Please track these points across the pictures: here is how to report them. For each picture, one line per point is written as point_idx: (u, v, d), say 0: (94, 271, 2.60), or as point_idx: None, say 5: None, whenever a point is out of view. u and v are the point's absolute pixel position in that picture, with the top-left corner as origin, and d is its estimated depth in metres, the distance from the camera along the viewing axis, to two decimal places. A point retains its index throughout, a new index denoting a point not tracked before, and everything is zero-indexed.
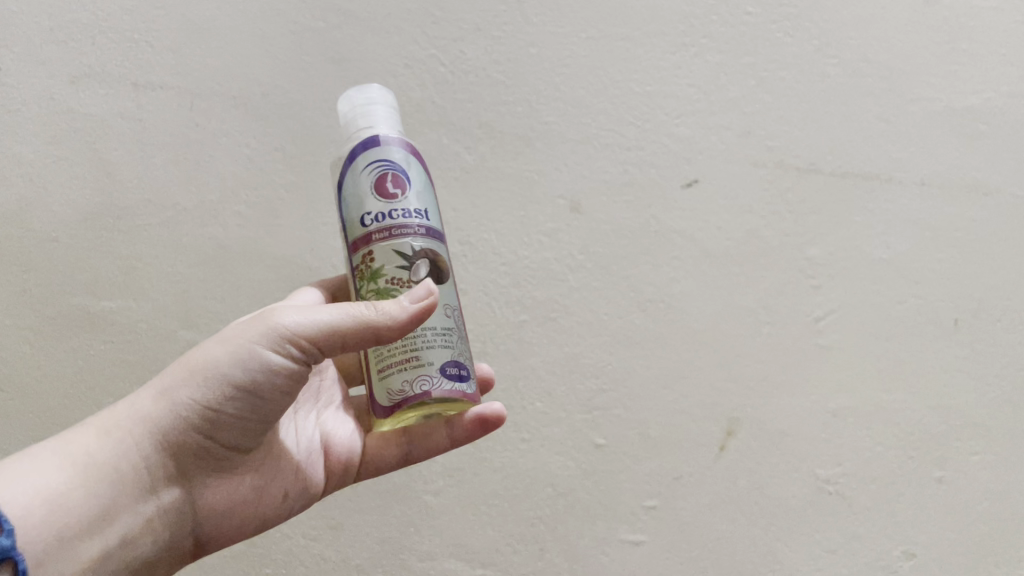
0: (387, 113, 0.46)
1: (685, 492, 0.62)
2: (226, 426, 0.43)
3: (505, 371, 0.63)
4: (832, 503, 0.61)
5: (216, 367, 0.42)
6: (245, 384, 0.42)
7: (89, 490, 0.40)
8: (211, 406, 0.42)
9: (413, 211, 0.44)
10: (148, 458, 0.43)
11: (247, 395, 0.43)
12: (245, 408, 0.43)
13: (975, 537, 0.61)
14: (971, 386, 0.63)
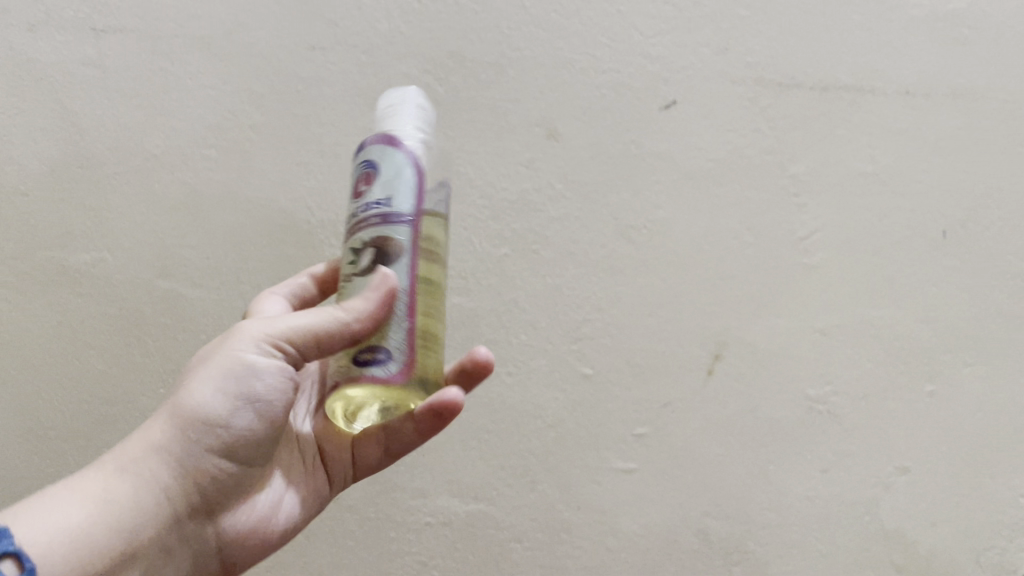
0: (401, 109, 0.43)
1: (674, 418, 0.61)
2: (237, 443, 0.42)
3: (488, 305, 0.62)
4: (822, 423, 0.61)
5: (220, 389, 0.41)
6: (244, 396, 0.41)
7: (109, 524, 0.38)
8: (220, 423, 0.41)
9: (372, 203, 0.40)
10: (166, 485, 0.40)
11: (249, 408, 0.41)
12: (251, 420, 0.42)
13: (968, 450, 0.60)
14: (963, 298, 0.61)
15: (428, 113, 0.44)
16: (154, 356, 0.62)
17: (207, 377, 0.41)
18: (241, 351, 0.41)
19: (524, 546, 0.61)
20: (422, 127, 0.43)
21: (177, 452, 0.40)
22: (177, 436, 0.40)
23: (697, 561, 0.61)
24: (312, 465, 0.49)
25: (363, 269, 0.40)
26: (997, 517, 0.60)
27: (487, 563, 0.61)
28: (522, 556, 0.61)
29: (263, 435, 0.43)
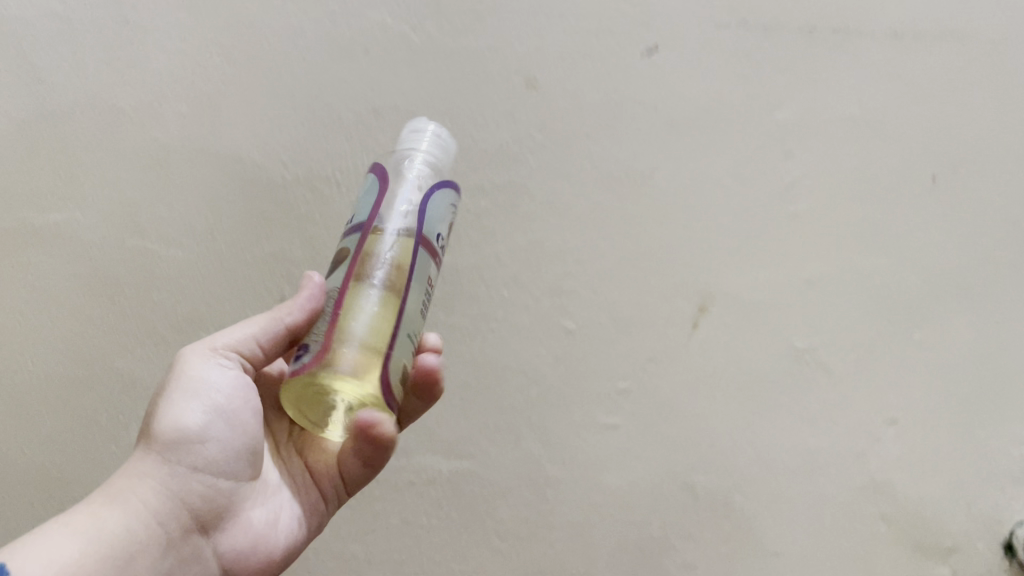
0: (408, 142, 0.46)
1: (659, 371, 0.61)
2: (218, 460, 0.43)
3: (468, 260, 0.61)
4: (810, 374, 0.60)
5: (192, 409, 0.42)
6: (212, 410, 0.43)
7: (105, 551, 0.38)
8: (197, 441, 0.42)
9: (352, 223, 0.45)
10: (156, 507, 0.40)
11: (220, 421, 0.43)
12: (225, 434, 0.43)
13: (959, 399, 0.59)
14: (953, 244, 0.60)
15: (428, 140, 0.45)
16: (129, 317, 0.61)
17: (173, 400, 0.43)
18: (196, 369, 0.43)
19: (509, 503, 0.61)
20: (426, 152, 0.45)
21: (162, 475, 0.41)
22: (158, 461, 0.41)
23: (683, 515, 0.60)
24: (305, 486, 0.48)
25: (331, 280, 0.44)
26: (988, 467, 0.59)
27: (472, 520, 0.61)
28: (507, 513, 0.61)
29: (240, 449, 0.44)
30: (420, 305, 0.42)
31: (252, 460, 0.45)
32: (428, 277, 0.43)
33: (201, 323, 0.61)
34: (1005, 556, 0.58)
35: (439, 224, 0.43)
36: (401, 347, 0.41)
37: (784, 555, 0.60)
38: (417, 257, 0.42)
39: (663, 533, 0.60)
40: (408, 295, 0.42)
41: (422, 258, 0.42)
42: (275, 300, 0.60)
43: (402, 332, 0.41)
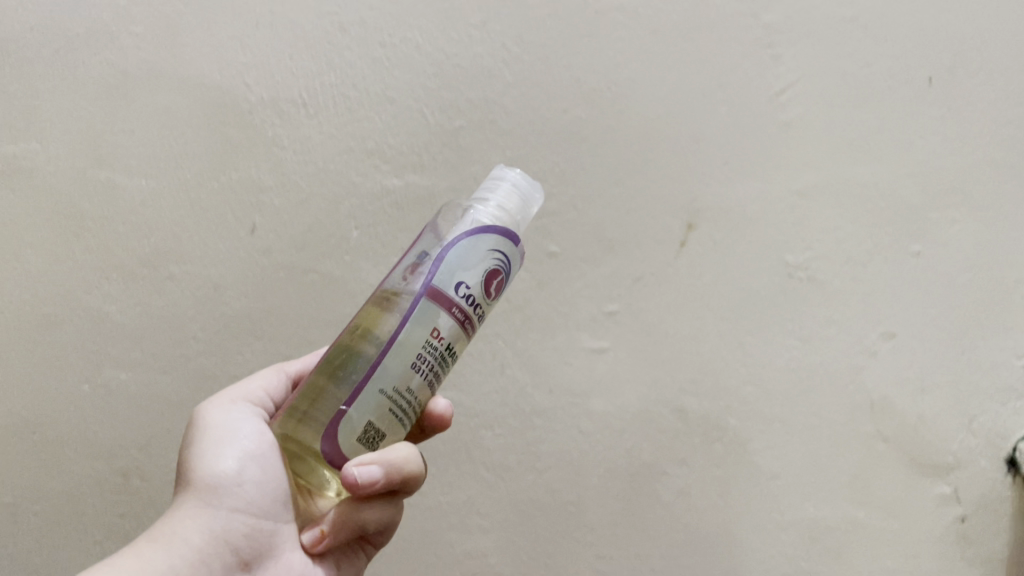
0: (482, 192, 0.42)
1: (647, 293, 0.58)
2: (256, 500, 0.41)
3: (445, 182, 0.58)
4: (803, 290, 0.57)
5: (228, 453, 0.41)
6: (244, 454, 0.42)
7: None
8: (235, 483, 0.41)
9: None
10: (200, 548, 0.39)
11: (253, 464, 0.42)
12: (261, 475, 0.42)
13: (958, 311, 0.57)
14: (951, 149, 0.57)
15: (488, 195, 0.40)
16: (96, 251, 0.59)
17: (205, 450, 0.42)
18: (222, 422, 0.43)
19: (495, 433, 0.59)
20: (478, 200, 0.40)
21: (202, 518, 0.40)
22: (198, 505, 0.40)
23: (675, 440, 0.58)
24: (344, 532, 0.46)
25: None
26: (989, 381, 0.57)
27: (458, 452, 0.59)
28: (494, 443, 0.59)
29: (278, 487, 0.42)
30: (410, 359, 0.37)
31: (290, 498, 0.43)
32: (433, 328, 0.37)
33: (171, 256, 0.59)
34: (1007, 470, 0.57)
35: (460, 271, 0.37)
36: (366, 404, 0.36)
37: (780, 478, 0.58)
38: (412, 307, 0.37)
39: (655, 459, 0.59)
40: (389, 348, 0.36)
41: (422, 308, 0.37)
42: (247, 231, 0.59)
43: (368, 388, 0.36)
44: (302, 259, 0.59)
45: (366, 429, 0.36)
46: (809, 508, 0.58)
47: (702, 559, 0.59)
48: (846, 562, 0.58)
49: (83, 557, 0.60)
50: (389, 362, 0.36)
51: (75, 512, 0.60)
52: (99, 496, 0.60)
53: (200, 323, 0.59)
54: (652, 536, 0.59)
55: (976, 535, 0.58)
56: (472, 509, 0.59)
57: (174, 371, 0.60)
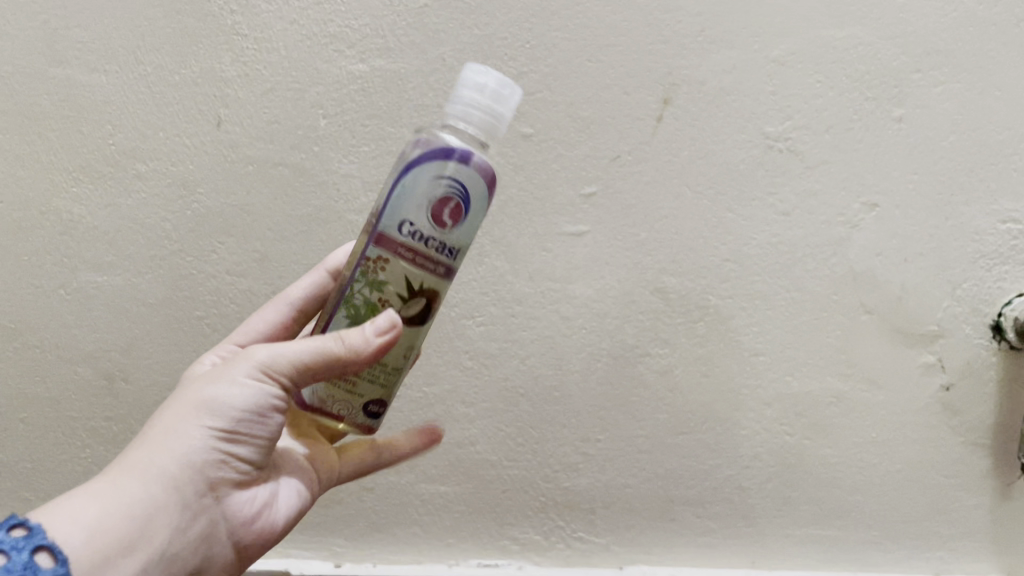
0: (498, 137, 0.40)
1: (625, 173, 0.56)
2: (239, 445, 0.40)
3: (412, 67, 0.56)
4: (783, 162, 0.56)
5: (221, 401, 0.39)
6: (249, 408, 0.39)
7: (119, 514, 0.37)
8: (220, 426, 0.39)
9: (447, 247, 0.39)
10: (175, 476, 0.38)
11: (252, 416, 0.39)
12: (254, 426, 0.40)
13: (941, 177, 0.56)
14: (934, 6, 0.55)
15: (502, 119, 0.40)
16: (62, 152, 0.58)
17: (214, 386, 0.39)
18: (242, 370, 0.40)
19: (477, 322, 0.59)
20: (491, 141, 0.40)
21: (181, 451, 0.38)
22: (180, 437, 0.39)
23: (658, 321, 0.58)
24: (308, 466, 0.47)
25: (406, 309, 0.40)
26: (973, 247, 0.56)
27: (439, 340, 0.59)
28: (476, 333, 0.59)
29: (265, 436, 0.41)
30: None
31: (270, 444, 0.41)
32: None
33: (137, 155, 0.58)
34: (992, 336, 0.57)
35: None
36: None
37: (763, 354, 0.58)
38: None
39: (638, 341, 0.58)
40: None
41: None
42: (213, 125, 0.57)
43: None
44: (270, 152, 0.57)
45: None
46: (793, 383, 0.58)
47: (689, 438, 0.59)
48: (826, 433, 0.59)
49: (84, 455, 0.62)
50: None
51: (69, 415, 0.62)
52: (88, 396, 0.61)
53: (173, 223, 0.59)
54: (638, 418, 0.59)
55: (959, 401, 0.58)
56: (458, 398, 0.60)
57: (149, 272, 0.59)
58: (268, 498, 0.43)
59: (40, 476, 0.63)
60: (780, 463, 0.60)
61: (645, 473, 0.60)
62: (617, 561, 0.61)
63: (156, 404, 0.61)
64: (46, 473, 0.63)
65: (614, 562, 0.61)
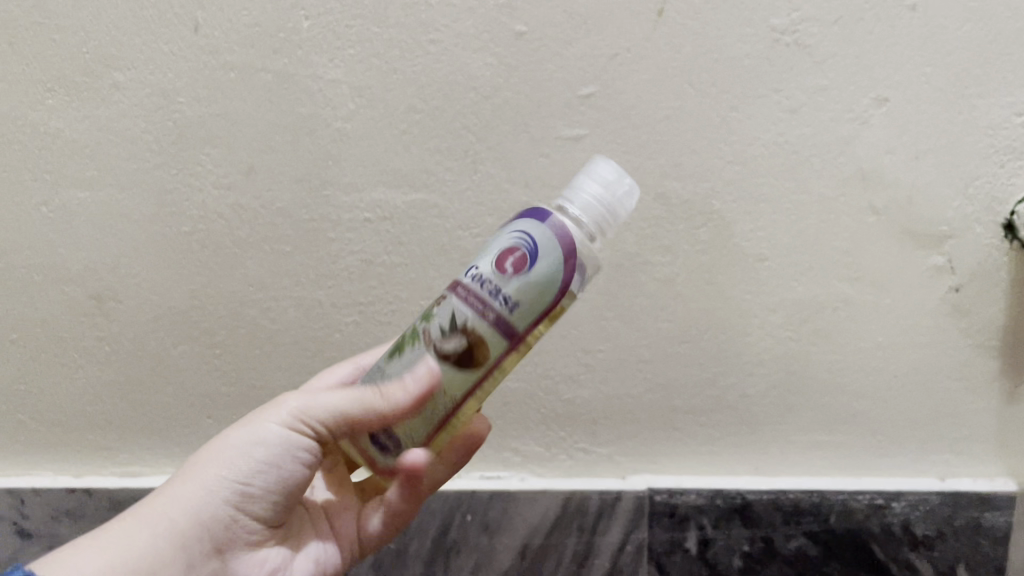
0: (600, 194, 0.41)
1: (623, 72, 0.54)
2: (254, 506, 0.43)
3: None
4: (790, 56, 0.53)
5: (237, 451, 0.42)
6: (264, 462, 0.42)
7: (124, 564, 0.39)
8: (233, 478, 0.42)
9: (502, 296, 0.39)
10: (182, 531, 0.41)
11: (265, 471, 0.43)
12: (267, 483, 0.43)
13: (955, 70, 0.53)
14: None
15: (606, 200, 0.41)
16: (34, 63, 0.56)
17: (237, 437, 0.43)
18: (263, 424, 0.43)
19: (473, 234, 0.57)
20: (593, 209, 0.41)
21: (193, 501, 0.42)
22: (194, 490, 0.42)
23: (660, 228, 0.56)
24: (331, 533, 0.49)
25: (445, 348, 0.40)
26: (985, 142, 0.54)
27: (436, 255, 0.58)
28: (472, 245, 0.57)
29: (279, 497, 0.44)
30: None
31: (287, 506, 0.44)
32: None
33: (112, 63, 0.55)
34: (1004, 235, 0.55)
35: None
36: None
37: (767, 260, 0.56)
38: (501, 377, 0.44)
39: (638, 249, 0.56)
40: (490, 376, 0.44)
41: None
42: (190, 30, 0.55)
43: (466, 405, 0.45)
44: (252, 59, 0.55)
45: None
46: (798, 289, 0.57)
47: (691, 347, 0.58)
48: (831, 338, 0.58)
49: (77, 376, 0.62)
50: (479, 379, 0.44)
51: (59, 336, 0.61)
52: (76, 316, 0.60)
53: (154, 136, 0.56)
54: (639, 328, 0.58)
55: (969, 303, 0.57)
56: None
57: (133, 187, 0.57)
58: (283, 562, 0.46)
59: (35, 396, 0.62)
60: (785, 370, 0.59)
61: (647, 383, 0.59)
62: (620, 471, 0.61)
63: (148, 322, 0.60)
64: (41, 394, 0.62)
65: (617, 472, 0.61)
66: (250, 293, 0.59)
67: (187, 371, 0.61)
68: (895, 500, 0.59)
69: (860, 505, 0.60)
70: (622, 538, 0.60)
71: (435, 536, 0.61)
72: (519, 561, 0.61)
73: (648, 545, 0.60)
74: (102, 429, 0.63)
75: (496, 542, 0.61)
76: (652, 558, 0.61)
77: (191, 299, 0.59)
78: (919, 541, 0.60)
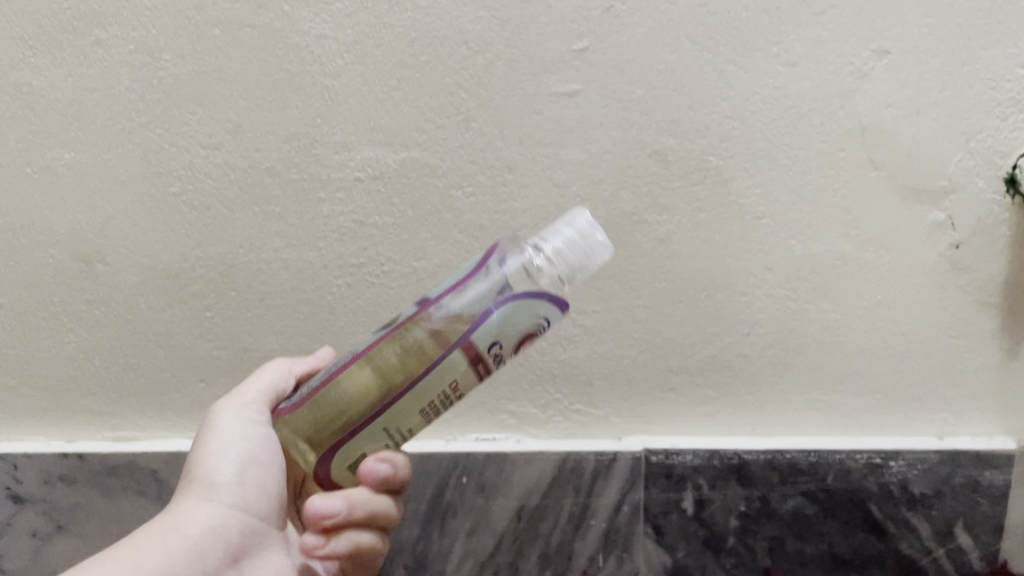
0: (564, 238, 0.43)
1: (618, 25, 0.52)
2: (249, 500, 0.46)
3: None
4: (789, 7, 0.52)
5: (220, 451, 0.46)
6: (243, 456, 0.46)
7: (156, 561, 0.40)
8: (224, 476, 0.45)
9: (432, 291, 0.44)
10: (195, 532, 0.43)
11: (253, 467, 0.46)
12: (260, 479, 0.46)
13: (957, 20, 0.52)
14: None
15: (572, 246, 0.43)
16: (14, 19, 0.54)
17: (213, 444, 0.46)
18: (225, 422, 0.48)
19: (466, 194, 0.56)
20: (553, 248, 0.43)
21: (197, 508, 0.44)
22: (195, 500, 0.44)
23: (656, 185, 0.55)
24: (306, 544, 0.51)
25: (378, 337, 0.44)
26: (988, 95, 0.53)
27: (429, 215, 0.57)
28: (465, 204, 0.56)
29: (271, 493, 0.47)
30: (422, 403, 0.41)
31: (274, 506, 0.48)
32: (453, 382, 0.41)
33: (95, 20, 0.54)
34: (1006, 189, 0.54)
35: (497, 334, 0.41)
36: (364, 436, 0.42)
37: (765, 217, 0.55)
38: (448, 355, 0.41)
39: (634, 207, 0.56)
40: (411, 391, 0.41)
41: (456, 359, 0.41)
42: None
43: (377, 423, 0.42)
44: (237, 14, 0.53)
45: (392, 434, 0.42)
46: (797, 247, 0.56)
47: (688, 306, 0.57)
48: (830, 296, 0.57)
49: (68, 340, 0.61)
50: (401, 403, 0.41)
51: (49, 300, 0.60)
52: (65, 280, 0.59)
53: (139, 94, 0.55)
54: (635, 288, 0.57)
55: (970, 260, 0.56)
56: (449, 273, 0.58)
57: (119, 147, 0.56)
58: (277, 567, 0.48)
59: (26, 360, 0.62)
60: (783, 330, 0.58)
61: (644, 344, 0.58)
62: (615, 432, 0.61)
63: (138, 285, 0.59)
64: (32, 359, 0.62)
65: (613, 433, 0.61)
66: (240, 255, 0.58)
67: (179, 335, 0.60)
68: (893, 459, 0.59)
69: (858, 464, 0.59)
70: (618, 498, 0.60)
71: (431, 500, 0.61)
72: (515, 522, 0.61)
73: (645, 506, 0.60)
74: (96, 393, 0.62)
75: (492, 504, 0.61)
76: (648, 518, 0.61)
77: (181, 262, 0.58)
78: (916, 499, 0.59)
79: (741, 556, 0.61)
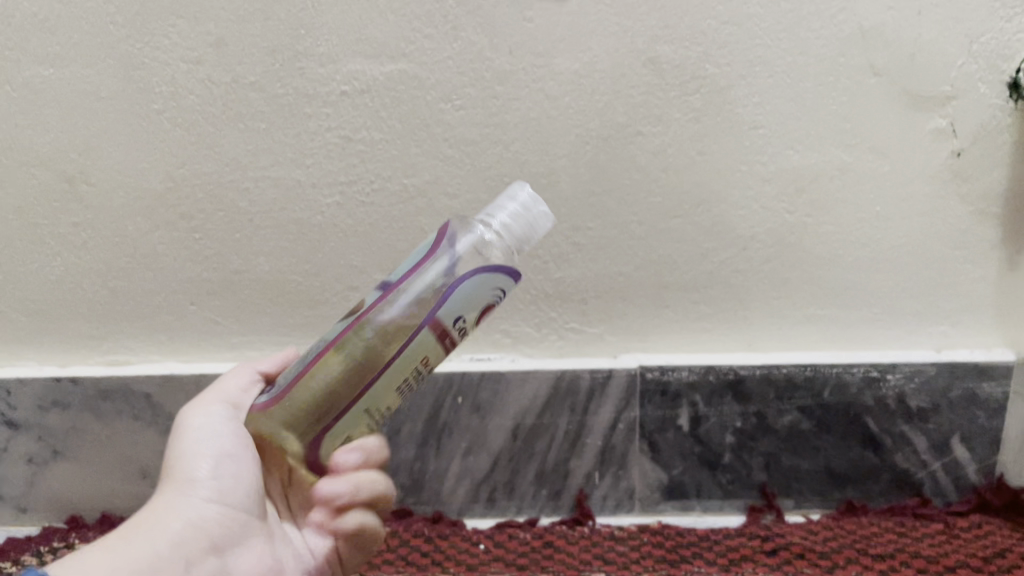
0: (512, 213, 0.41)
1: None
2: (229, 495, 0.42)
3: None
4: None
5: (195, 446, 0.43)
6: (219, 451, 0.43)
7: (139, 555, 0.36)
8: (201, 471, 0.41)
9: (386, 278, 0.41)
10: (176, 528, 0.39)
11: (232, 460, 0.43)
12: (241, 472, 0.43)
13: None
14: None
15: (521, 220, 0.41)
16: None
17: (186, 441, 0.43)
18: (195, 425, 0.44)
19: (456, 106, 0.55)
20: (502, 223, 0.41)
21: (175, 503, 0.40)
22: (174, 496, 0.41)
23: (650, 95, 0.54)
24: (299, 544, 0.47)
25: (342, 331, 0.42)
26: None
27: (418, 129, 0.55)
28: (454, 117, 0.55)
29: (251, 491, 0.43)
30: (396, 384, 0.39)
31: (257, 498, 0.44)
32: (423, 359, 0.39)
33: None
34: (1008, 94, 0.53)
35: (463, 309, 0.39)
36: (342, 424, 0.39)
37: (763, 127, 0.54)
38: (419, 334, 0.38)
39: (628, 119, 0.54)
40: (383, 372, 0.38)
41: (426, 338, 0.38)
42: None
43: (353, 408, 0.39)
44: None
45: (371, 418, 0.39)
46: (794, 157, 0.55)
47: (684, 221, 0.57)
48: (827, 208, 0.56)
49: (55, 265, 0.60)
50: (375, 386, 0.39)
51: (34, 222, 0.59)
52: (50, 202, 0.58)
53: (117, 7, 0.54)
54: (630, 203, 0.56)
55: (970, 168, 0.55)
56: (440, 190, 0.57)
57: (98, 63, 0.55)
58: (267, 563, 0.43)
59: (14, 284, 0.61)
60: (780, 244, 0.57)
61: (638, 260, 0.58)
62: (611, 350, 0.60)
63: (123, 207, 0.58)
64: (19, 283, 0.61)
65: (609, 351, 0.60)
66: (227, 174, 0.57)
67: (168, 258, 0.59)
68: (891, 372, 0.59)
69: (855, 378, 0.59)
70: (614, 415, 0.60)
71: (426, 422, 0.60)
72: (511, 441, 0.61)
73: (641, 423, 0.60)
74: (86, 318, 0.62)
75: (487, 423, 0.60)
76: (644, 435, 0.60)
77: (167, 182, 0.57)
78: (913, 412, 0.59)
79: (736, 472, 0.62)
